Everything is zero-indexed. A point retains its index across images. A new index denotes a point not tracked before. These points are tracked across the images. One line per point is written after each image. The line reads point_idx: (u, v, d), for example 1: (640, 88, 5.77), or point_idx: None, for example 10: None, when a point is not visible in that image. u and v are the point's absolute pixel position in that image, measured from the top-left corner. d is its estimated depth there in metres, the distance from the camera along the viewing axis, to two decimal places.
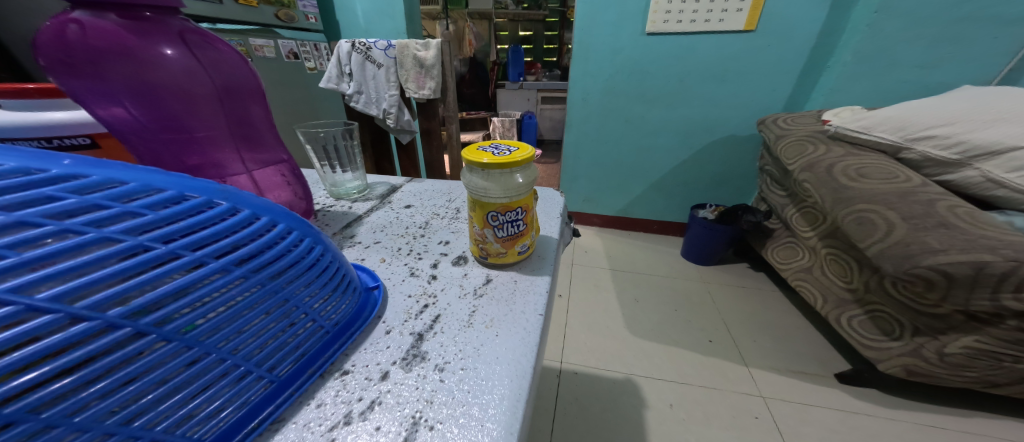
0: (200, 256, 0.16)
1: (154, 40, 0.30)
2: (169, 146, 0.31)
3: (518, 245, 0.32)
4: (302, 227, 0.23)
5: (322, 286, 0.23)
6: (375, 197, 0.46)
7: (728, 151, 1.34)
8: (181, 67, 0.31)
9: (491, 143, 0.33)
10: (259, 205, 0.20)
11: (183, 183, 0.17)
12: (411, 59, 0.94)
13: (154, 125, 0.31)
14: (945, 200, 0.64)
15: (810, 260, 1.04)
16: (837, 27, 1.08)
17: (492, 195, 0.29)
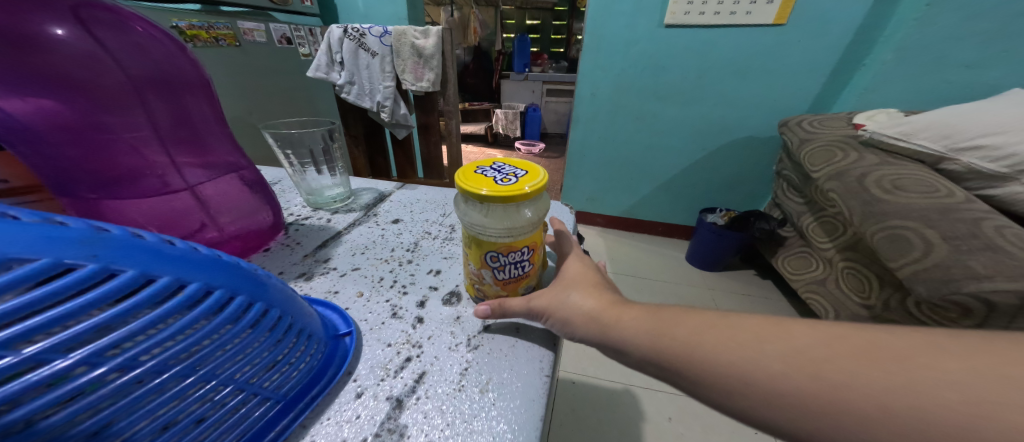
0: (30, 354, 0.11)
1: (36, 16, 0.23)
2: (86, 152, 0.27)
3: (520, 286, 0.28)
4: (231, 278, 0.17)
5: (258, 350, 0.18)
6: (360, 208, 0.41)
7: (744, 153, 1.28)
8: (80, 54, 0.25)
9: (492, 165, 0.29)
10: (162, 258, 0.15)
11: (26, 238, 0.12)
12: (409, 47, 0.86)
13: (57, 129, 0.25)
14: (991, 219, 0.59)
15: (823, 273, 0.98)
16: (874, 23, 1.01)
17: (491, 233, 0.25)
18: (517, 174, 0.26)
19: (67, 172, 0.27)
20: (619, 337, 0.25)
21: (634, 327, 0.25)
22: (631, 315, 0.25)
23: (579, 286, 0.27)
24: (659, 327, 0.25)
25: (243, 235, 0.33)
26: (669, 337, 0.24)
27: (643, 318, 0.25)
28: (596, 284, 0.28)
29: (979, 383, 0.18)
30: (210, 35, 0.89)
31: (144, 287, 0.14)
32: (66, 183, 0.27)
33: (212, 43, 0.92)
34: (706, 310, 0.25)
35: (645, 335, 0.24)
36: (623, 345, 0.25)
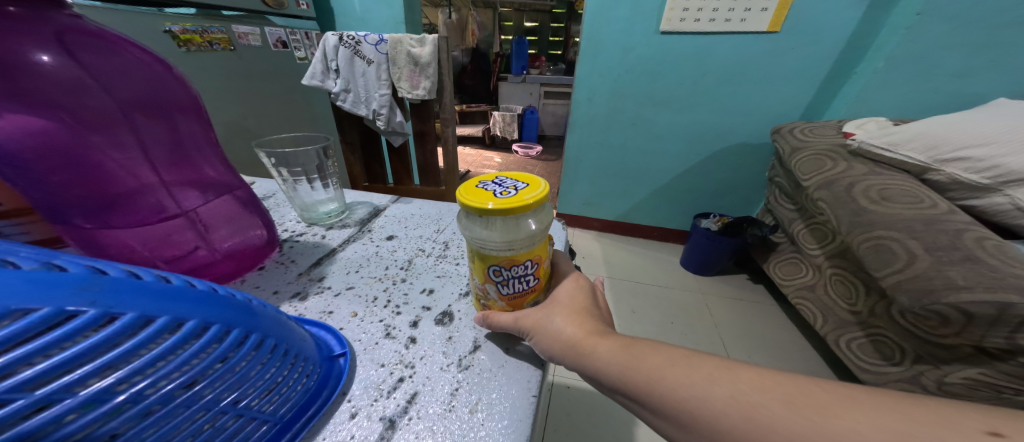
0: (43, 395, 0.12)
1: (21, 42, 0.23)
2: (77, 179, 0.26)
3: (526, 301, 0.30)
4: (226, 311, 0.18)
5: (256, 377, 0.19)
6: (354, 223, 0.42)
7: (737, 160, 1.30)
8: (69, 79, 0.25)
9: (495, 178, 0.30)
10: (159, 298, 0.16)
11: (28, 290, 0.13)
12: (405, 55, 0.87)
13: (45, 157, 0.25)
14: (973, 231, 0.60)
15: (813, 278, 1.01)
16: (868, 32, 1.02)
17: (493, 247, 0.26)
18: (517, 186, 0.28)
19: (56, 201, 0.26)
20: (590, 363, 0.27)
21: (607, 355, 0.26)
22: (605, 343, 0.27)
23: (562, 311, 0.29)
24: (629, 359, 0.26)
25: (238, 254, 0.34)
26: (636, 368, 0.26)
27: (615, 350, 0.27)
28: (581, 310, 0.29)
29: (874, 424, 0.20)
30: (203, 39, 0.92)
31: (142, 327, 0.15)
32: (56, 214, 0.26)
33: (206, 47, 0.94)
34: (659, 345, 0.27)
35: (614, 363, 0.26)
36: (592, 370, 0.27)
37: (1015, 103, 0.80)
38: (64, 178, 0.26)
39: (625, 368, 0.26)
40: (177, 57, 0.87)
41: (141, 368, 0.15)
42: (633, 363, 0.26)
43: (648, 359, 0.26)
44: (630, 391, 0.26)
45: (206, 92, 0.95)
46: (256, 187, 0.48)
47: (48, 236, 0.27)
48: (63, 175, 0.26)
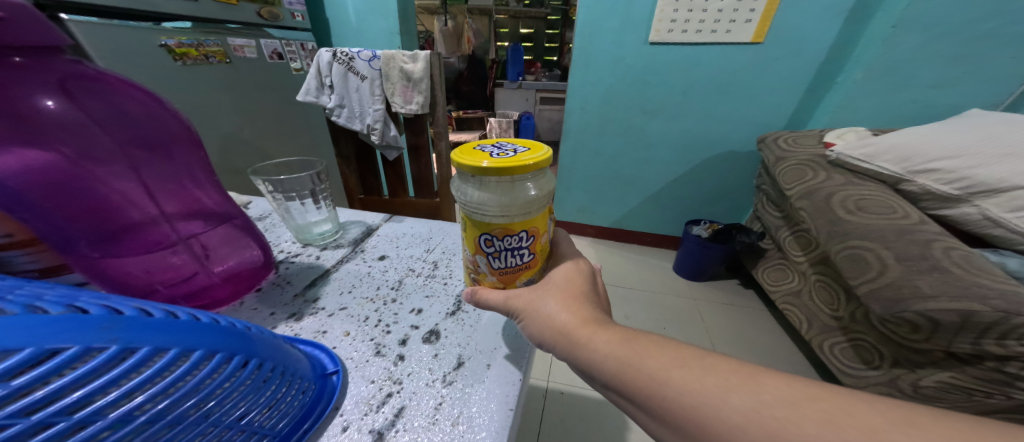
0: (78, 418, 0.14)
1: (28, 90, 0.25)
2: (80, 215, 0.27)
3: (519, 278, 0.33)
4: (230, 340, 0.20)
5: (256, 396, 0.21)
6: (348, 243, 0.44)
7: (726, 167, 1.33)
8: (73, 123, 0.26)
9: (499, 146, 0.33)
10: (172, 331, 0.18)
11: (61, 332, 0.15)
12: (399, 71, 0.82)
13: (50, 195, 0.26)
14: (942, 241, 0.63)
15: (800, 284, 1.04)
16: (847, 43, 1.05)
17: (487, 211, 0.29)
18: (516, 150, 0.31)
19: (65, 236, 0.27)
20: (583, 352, 0.30)
21: (603, 348, 0.29)
22: (602, 335, 0.30)
23: (558, 294, 0.33)
24: (627, 353, 0.28)
25: (234, 276, 0.35)
26: (633, 367, 0.28)
27: (613, 342, 0.29)
28: (578, 293, 0.33)
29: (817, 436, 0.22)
30: (199, 53, 0.95)
31: (159, 357, 0.17)
32: (65, 249, 0.27)
33: (203, 60, 0.97)
34: (652, 343, 0.29)
35: (607, 354, 0.29)
36: (585, 360, 0.29)
37: (989, 114, 0.83)
38: (70, 215, 0.27)
39: (620, 362, 0.28)
40: (174, 71, 0.90)
41: (160, 392, 0.17)
42: (630, 359, 0.28)
43: (652, 357, 0.28)
44: (621, 388, 0.28)
45: (203, 105, 0.97)
46: (252, 207, 0.50)
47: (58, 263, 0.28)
48: (67, 211, 0.27)
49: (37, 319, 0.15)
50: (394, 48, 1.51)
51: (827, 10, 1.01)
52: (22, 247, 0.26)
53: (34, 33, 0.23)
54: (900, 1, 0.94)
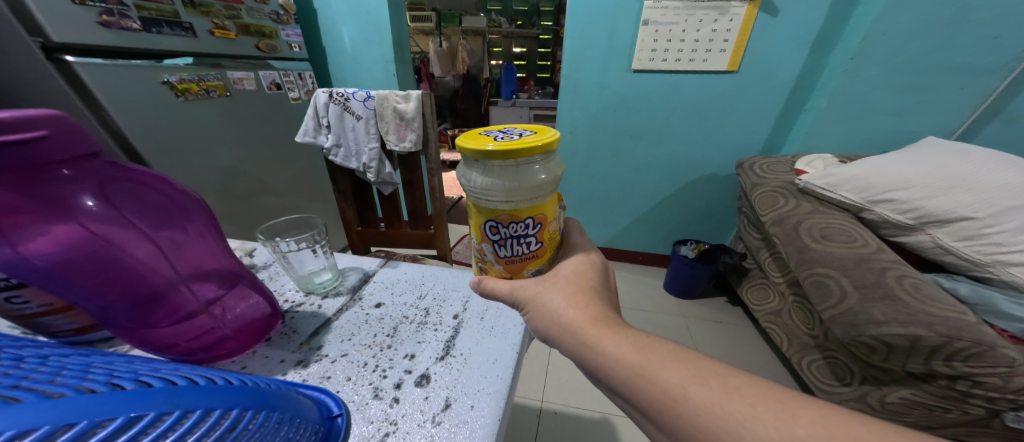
0: None
1: (70, 192, 0.27)
2: (114, 295, 0.30)
3: (527, 269, 0.39)
4: (263, 396, 0.23)
5: (289, 432, 0.25)
6: (347, 291, 0.48)
7: (708, 189, 1.39)
8: (107, 216, 0.29)
9: (504, 132, 0.38)
10: (216, 393, 0.21)
11: (134, 403, 0.18)
12: (391, 111, 0.86)
13: (87, 282, 0.28)
14: (896, 269, 0.69)
15: (779, 304, 1.09)
16: (813, 72, 1.11)
17: (496, 199, 0.35)
18: (520, 137, 0.35)
19: (104, 312, 0.30)
20: (595, 351, 0.35)
21: (615, 350, 0.34)
22: (616, 339, 0.34)
23: (572, 289, 0.39)
24: (643, 360, 0.33)
25: (246, 328, 0.38)
26: (644, 376, 0.32)
27: (626, 347, 0.34)
28: (589, 287, 0.40)
29: None
30: (200, 88, 0.99)
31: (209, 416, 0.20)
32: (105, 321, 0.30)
33: (204, 94, 1.01)
34: (658, 351, 0.33)
35: (621, 357, 0.33)
36: (596, 360, 0.34)
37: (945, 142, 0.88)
38: (107, 294, 0.29)
39: (632, 368, 0.33)
40: (176, 107, 0.94)
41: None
42: (640, 367, 0.32)
43: (665, 371, 0.32)
44: (627, 394, 0.33)
45: (205, 140, 1.02)
46: (255, 255, 0.54)
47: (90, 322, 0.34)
48: (104, 292, 0.29)
49: (111, 397, 0.17)
50: (389, 74, 1.56)
51: (794, 42, 1.07)
52: (60, 313, 0.32)
53: (74, 141, 0.26)
54: (856, 36, 1.01)
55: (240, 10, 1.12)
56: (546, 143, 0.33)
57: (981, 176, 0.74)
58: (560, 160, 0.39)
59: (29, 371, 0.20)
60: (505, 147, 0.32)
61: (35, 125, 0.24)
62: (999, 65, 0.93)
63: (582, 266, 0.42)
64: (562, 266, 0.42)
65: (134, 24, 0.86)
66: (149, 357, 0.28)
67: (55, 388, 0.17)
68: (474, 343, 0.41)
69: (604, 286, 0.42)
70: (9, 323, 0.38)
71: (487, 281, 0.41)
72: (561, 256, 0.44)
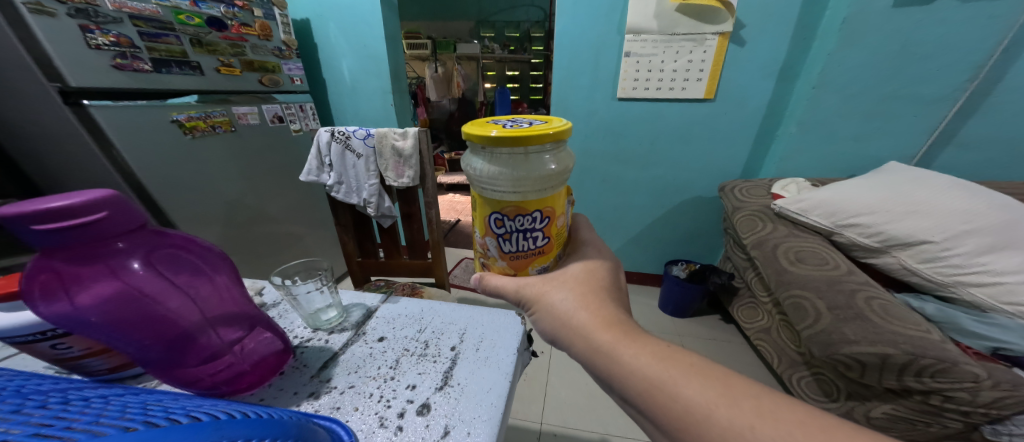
0: None
1: (117, 254, 0.32)
2: (148, 341, 0.33)
3: (533, 265, 0.43)
4: (290, 429, 0.27)
5: None
6: (351, 326, 0.51)
7: (695, 210, 1.44)
8: (146, 274, 0.33)
9: (513, 122, 0.42)
10: (252, 426, 0.24)
11: (192, 433, 0.21)
12: (390, 148, 0.92)
13: (129, 332, 0.32)
14: (865, 290, 0.73)
15: (767, 322, 1.13)
16: (782, 99, 1.19)
17: (502, 191, 0.39)
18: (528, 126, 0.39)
19: (140, 354, 0.34)
20: (613, 361, 0.38)
21: (634, 361, 0.37)
22: (634, 350, 0.38)
23: (579, 290, 0.44)
24: (663, 378, 0.35)
25: (262, 364, 0.41)
26: (660, 389, 0.35)
27: (649, 358, 0.37)
28: (599, 290, 0.44)
29: None
30: (207, 124, 1.04)
31: None
32: (142, 362, 0.34)
33: (210, 131, 1.06)
34: (682, 369, 0.35)
35: (640, 369, 0.36)
36: (612, 368, 0.38)
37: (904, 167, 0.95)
38: (143, 340, 0.33)
39: (649, 380, 0.36)
40: (183, 143, 0.99)
41: None
42: (659, 379, 0.35)
43: (687, 387, 0.34)
44: (641, 404, 0.36)
45: (211, 174, 1.07)
46: (263, 294, 0.58)
47: (123, 361, 0.39)
48: (139, 339, 0.33)
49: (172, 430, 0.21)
50: (387, 104, 1.63)
51: (764, 72, 1.15)
52: (97, 355, 0.37)
53: (124, 216, 0.29)
54: (816, 68, 1.09)
55: (245, 47, 1.17)
56: (557, 131, 0.37)
57: (937, 202, 0.79)
58: (569, 154, 0.44)
59: (98, 412, 0.24)
60: (514, 132, 0.36)
61: (98, 207, 0.28)
62: (948, 94, 1.01)
63: (593, 271, 0.46)
64: (574, 269, 0.46)
65: (146, 66, 0.91)
66: (188, 396, 0.32)
67: (128, 422, 0.21)
68: (470, 373, 0.44)
69: (614, 291, 0.45)
70: (45, 365, 0.43)
71: (489, 276, 0.46)
72: (574, 259, 0.48)
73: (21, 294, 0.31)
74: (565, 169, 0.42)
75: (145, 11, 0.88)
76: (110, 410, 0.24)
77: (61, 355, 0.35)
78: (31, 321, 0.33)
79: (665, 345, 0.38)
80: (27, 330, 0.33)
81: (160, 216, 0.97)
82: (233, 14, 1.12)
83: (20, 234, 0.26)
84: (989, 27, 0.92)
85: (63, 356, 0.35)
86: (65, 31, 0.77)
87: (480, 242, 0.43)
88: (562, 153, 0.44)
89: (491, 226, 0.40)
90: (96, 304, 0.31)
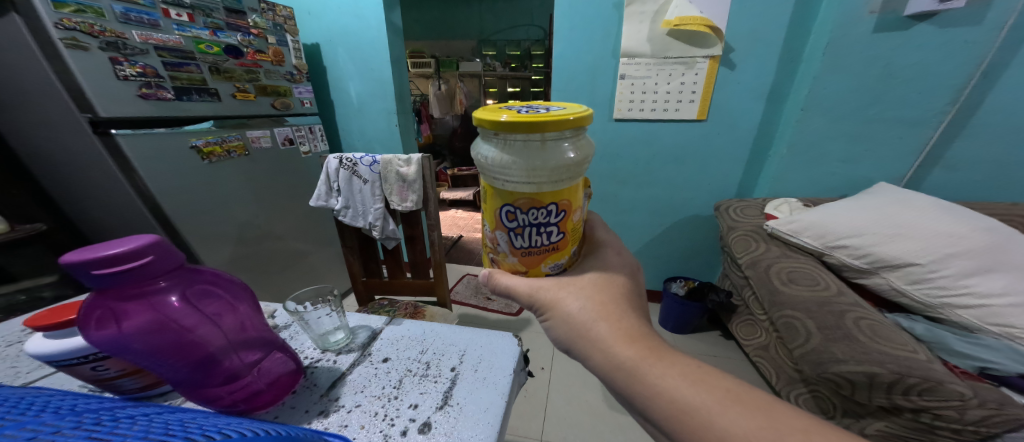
0: None
1: (158, 288, 0.37)
2: (181, 364, 0.37)
3: (544, 263, 0.42)
4: None
5: None
6: (358, 347, 0.55)
7: (693, 228, 1.47)
8: (179, 305, 0.37)
9: (528, 108, 0.40)
10: None
11: None
12: (394, 174, 0.97)
13: (165, 356, 0.36)
14: (855, 311, 0.76)
15: (766, 339, 1.14)
16: (773, 120, 1.23)
17: (517, 183, 0.39)
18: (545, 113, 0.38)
19: (174, 375, 0.38)
20: (639, 380, 0.38)
21: (660, 382, 0.37)
22: (660, 370, 0.38)
23: (596, 299, 0.43)
24: (687, 408, 0.36)
25: (277, 384, 0.44)
26: (689, 414, 0.36)
27: (679, 378, 0.37)
28: (617, 301, 0.44)
29: None
30: (222, 149, 1.10)
31: None
32: (174, 381, 0.38)
33: (226, 155, 1.12)
34: (711, 396, 0.36)
35: (669, 391, 0.37)
36: (637, 388, 0.38)
37: (894, 188, 0.98)
38: (177, 363, 0.37)
39: (677, 404, 0.36)
40: (200, 168, 1.04)
41: None
42: (688, 404, 0.36)
43: (722, 415, 0.34)
44: (666, 427, 0.37)
45: (225, 198, 1.12)
46: (275, 317, 0.62)
47: (153, 380, 0.42)
48: (173, 362, 0.37)
49: None
50: (392, 125, 1.69)
51: (753, 94, 1.19)
52: (132, 374, 0.41)
53: (166, 258, 0.34)
54: (803, 91, 1.13)
55: (259, 72, 1.22)
56: (577, 116, 0.37)
57: (921, 224, 0.82)
58: (587, 141, 0.43)
59: (147, 430, 0.27)
60: (529, 117, 0.35)
61: (147, 251, 0.33)
62: (931, 117, 1.05)
63: (612, 279, 0.46)
64: (592, 275, 0.45)
65: (168, 94, 0.97)
66: (215, 414, 0.36)
67: None
68: (469, 393, 0.47)
69: (634, 300, 0.45)
70: (78, 383, 0.46)
71: (498, 275, 0.44)
72: (591, 266, 0.47)
73: (77, 323, 0.35)
74: (584, 158, 0.41)
75: (169, 42, 0.95)
76: (156, 429, 0.28)
77: (97, 373, 0.39)
78: (78, 345, 0.37)
79: (695, 365, 0.39)
80: (73, 354, 0.37)
81: (176, 238, 1.01)
82: (249, 42, 1.18)
83: (81, 278, 0.31)
84: (967, 52, 0.96)
85: (99, 374, 0.39)
86: (96, 64, 0.83)
87: (490, 236, 0.43)
88: (581, 141, 0.42)
89: (503, 220, 0.40)
90: (137, 332, 0.35)
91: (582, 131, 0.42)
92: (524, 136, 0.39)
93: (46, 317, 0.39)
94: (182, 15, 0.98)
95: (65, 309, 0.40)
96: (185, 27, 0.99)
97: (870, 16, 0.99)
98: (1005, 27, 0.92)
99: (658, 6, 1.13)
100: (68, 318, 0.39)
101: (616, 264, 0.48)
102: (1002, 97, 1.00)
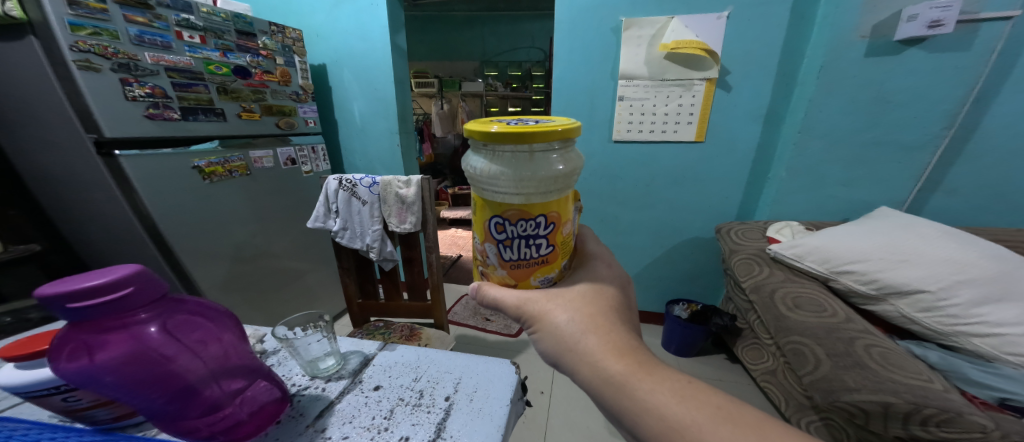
0: None
1: (137, 319, 0.36)
2: (158, 396, 0.36)
3: (534, 277, 0.41)
4: None
5: None
6: (348, 374, 0.53)
7: (695, 250, 1.45)
8: (157, 336, 0.36)
9: (519, 119, 0.40)
10: None
11: None
12: (394, 195, 0.97)
13: (140, 388, 0.35)
14: (864, 338, 0.73)
15: (773, 364, 1.10)
16: (770, 142, 1.24)
17: (508, 195, 0.38)
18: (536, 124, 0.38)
19: (150, 407, 0.36)
20: (628, 396, 0.36)
21: (649, 397, 0.35)
22: (649, 386, 0.36)
23: (583, 311, 0.41)
24: (679, 426, 0.34)
25: (260, 413, 0.43)
26: (680, 433, 0.33)
27: (667, 393, 0.36)
28: (604, 313, 0.42)
29: None
30: (224, 170, 1.10)
31: None
32: (150, 414, 0.36)
33: (227, 175, 1.12)
34: (700, 412, 0.34)
35: (658, 407, 0.35)
36: (625, 404, 0.36)
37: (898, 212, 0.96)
38: (155, 395, 0.36)
39: (667, 421, 0.34)
40: (201, 188, 1.05)
41: None
42: (678, 421, 0.34)
43: (712, 433, 0.32)
44: None
45: (225, 217, 1.13)
46: (264, 344, 0.61)
47: (127, 410, 0.41)
48: (151, 395, 0.35)
49: None
50: (394, 145, 1.71)
51: (750, 116, 1.20)
52: (105, 405, 0.39)
53: (149, 288, 0.34)
54: (799, 113, 1.14)
55: (265, 93, 1.24)
56: (565, 128, 0.36)
57: (926, 250, 0.80)
58: (576, 152, 0.43)
59: None
60: (519, 128, 0.34)
61: (126, 282, 0.32)
62: (927, 140, 1.05)
63: (602, 291, 0.44)
64: (582, 288, 0.44)
65: (175, 114, 0.98)
66: None
67: None
68: (464, 425, 0.45)
69: (624, 314, 0.44)
70: (49, 414, 0.45)
71: (486, 287, 0.43)
72: (581, 279, 0.46)
73: (49, 355, 0.34)
74: (574, 170, 0.40)
75: (180, 63, 0.98)
76: None
77: (65, 404, 0.38)
78: (46, 376, 0.36)
79: (686, 380, 0.37)
80: (43, 385, 0.36)
81: (171, 258, 1.00)
82: (257, 63, 1.21)
83: (56, 311, 0.31)
84: (958, 76, 0.97)
85: (68, 406, 0.38)
86: (107, 84, 0.85)
87: (479, 248, 0.42)
88: (570, 153, 0.42)
89: (491, 231, 0.39)
90: (113, 364, 0.34)
91: (570, 143, 0.42)
92: (512, 147, 0.39)
93: (19, 348, 0.37)
94: (195, 37, 1.01)
95: (42, 337, 0.39)
96: (196, 49, 1.02)
97: (861, 40, 1.01)
98: (995, 53, 0.93)
99: (655, 30, 1.17)
100: (43, 347, 0.37)
101: (612, 283, 0.46)
102: (997, 122, 1.00)
